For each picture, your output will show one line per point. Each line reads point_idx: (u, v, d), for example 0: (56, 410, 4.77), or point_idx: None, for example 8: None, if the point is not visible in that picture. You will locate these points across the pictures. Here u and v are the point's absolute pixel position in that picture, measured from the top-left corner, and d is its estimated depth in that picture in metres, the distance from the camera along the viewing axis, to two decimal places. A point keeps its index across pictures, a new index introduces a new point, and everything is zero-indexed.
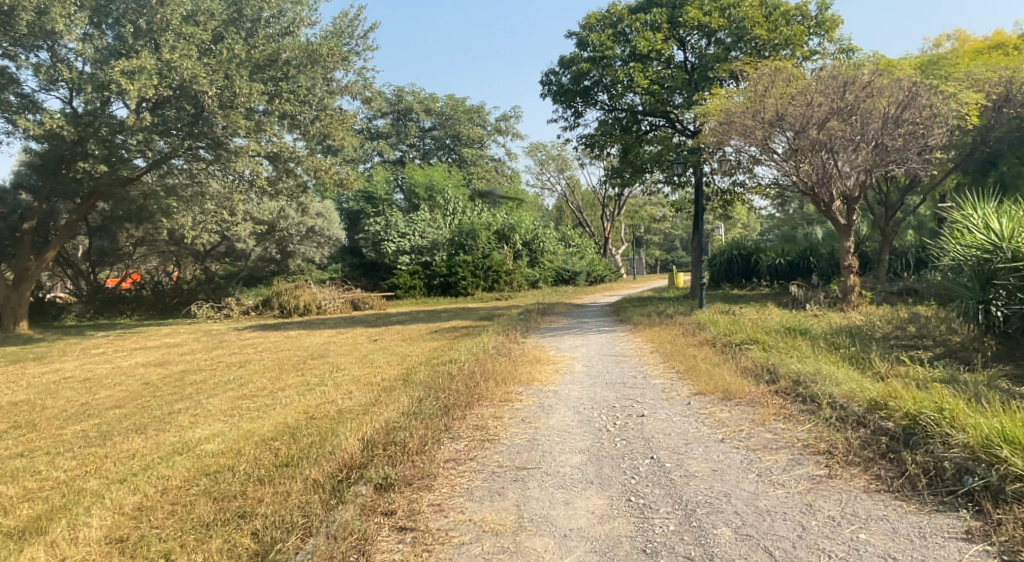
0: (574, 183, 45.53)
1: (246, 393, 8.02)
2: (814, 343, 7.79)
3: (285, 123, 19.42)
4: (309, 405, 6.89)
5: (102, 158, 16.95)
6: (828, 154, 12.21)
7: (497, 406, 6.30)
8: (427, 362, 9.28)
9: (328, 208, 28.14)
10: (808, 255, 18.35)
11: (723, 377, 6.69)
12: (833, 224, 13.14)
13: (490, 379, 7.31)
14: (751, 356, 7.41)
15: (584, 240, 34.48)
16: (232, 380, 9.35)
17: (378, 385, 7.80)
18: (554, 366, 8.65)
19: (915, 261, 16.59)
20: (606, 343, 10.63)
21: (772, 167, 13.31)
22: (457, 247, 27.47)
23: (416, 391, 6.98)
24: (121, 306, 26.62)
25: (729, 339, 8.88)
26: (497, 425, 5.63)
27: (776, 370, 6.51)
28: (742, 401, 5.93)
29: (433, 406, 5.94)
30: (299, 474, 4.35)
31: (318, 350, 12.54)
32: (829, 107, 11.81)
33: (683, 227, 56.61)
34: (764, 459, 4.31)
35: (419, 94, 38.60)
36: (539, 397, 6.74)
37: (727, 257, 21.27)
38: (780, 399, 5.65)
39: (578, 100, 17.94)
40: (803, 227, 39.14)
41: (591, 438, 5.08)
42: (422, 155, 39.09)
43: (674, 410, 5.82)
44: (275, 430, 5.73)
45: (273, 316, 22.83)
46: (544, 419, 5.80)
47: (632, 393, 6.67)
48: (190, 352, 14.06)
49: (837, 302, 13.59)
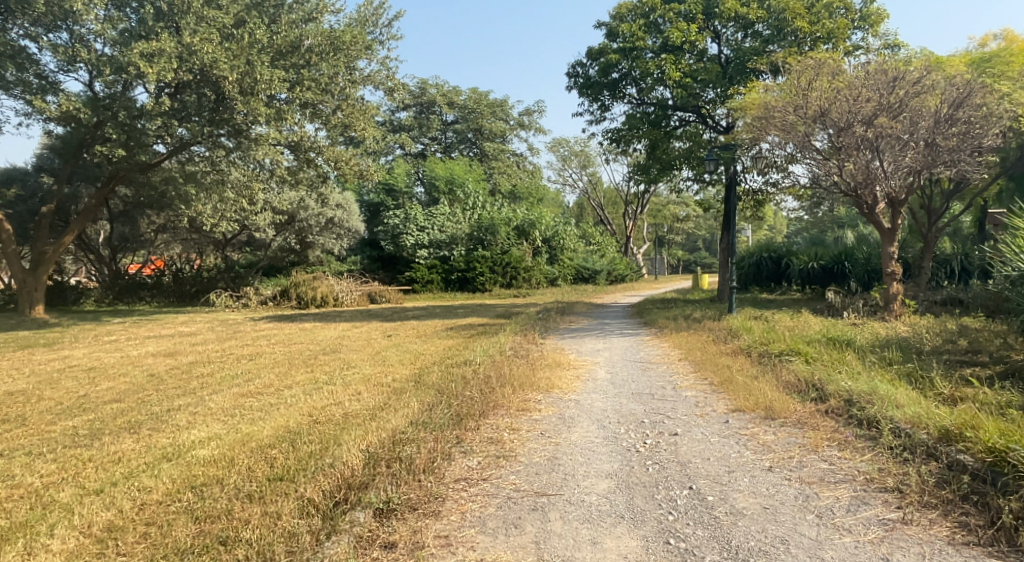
0: (596, 180, 44.85)
1: (250, 390, 7.59)
2: (862, 357, 7.18)
3: (306, 111, 19.06)
4: (314, 407, 6.42)
5: (121, 142, 16.73)
6: (873, 154, 11.57)
7: (515, 416, 5.79)
8: (441, 362, 8.77)
9: (348, 200, 27.82)
10: (842, 260, 17.54)
11: (763, 393, 6.13)
12: (875, 228, 12.50)
13: (507, 384, 6.80)
14: (792, 370, 6.83)
15: (605, 239, 33.84)
16: (239, 374, 8.96)
17: (389, 387, 7.31)
18: (576, 371, 8.14)
19: (959, 271, 15.83)
20: (631, 347, 10.09)
21: (811, 166, 12.64)
22: (476, 242, 27.01)
23: (427, 395, 6.49)
24: (140, 293, 26.53)
25: (765, 348, 8.29)
26: (514, 439, 5.11)
27: (824, 388, 5.95)
28: (787, 423, 5.36)
29: (445, 414, 5.44)
30: (293, 491, 3.87)
31: (330, 345, 12.11)
32: (876, 102, 11.17)
33: (706, 228, 55.56)
34: (822, 496, 3.74)
35: (442, 86, 38.19)
36: (560, 406, 6.22)
37: (756, 259, 20.54)
38: (832, 424, 5.10)
39: (605, 93, 17.38)
40: (832, 231, 38.09)
41: (619, 459, 4.55)
42: (444, 149, 38.77)
43: (711, 430, 5.27)
44: (274, 435, 5.27)
45: (289, 307, 22.54)
46: (565, 433, 5.28)
47: (661, 407, 6.13)
48: (202, 342, 13.75)
49: (877, 310, 12.90)
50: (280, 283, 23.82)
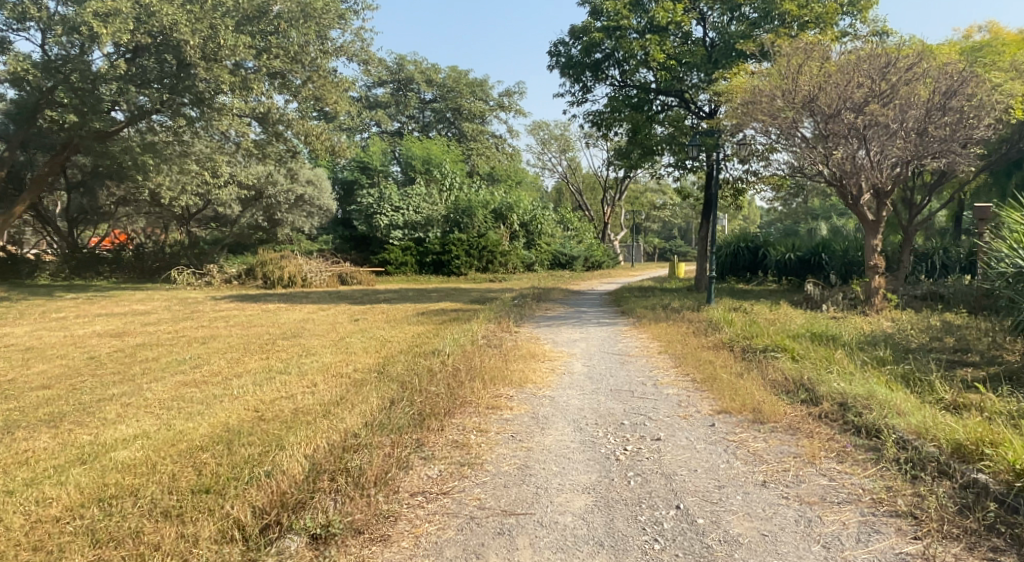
0: (575, 164, 44.33)
1: (197, 379, 6.97)
2: (851, 355, 6.80)
3: (274, 81, 18.25)
4: (263, 400, 5.82)
5: (73, 108, 15.72)
6: (859, 144, 11.19)
7: (483, 416, 5.27)
8: (408, 352, 8.21)
9: (320, 176, 26.92)
10: (820, 251, 17.22)
11: (751, 393, 5.70)
12: (860, 219, 12.14)
13: (476, 378, 6.29)
14: (780, 368, 6.41)
15: (584, 224, 33.38)
16: (189, 359, 8.31)
17: (349, 378, 6.73)
18: (550, 363, 7.65)
19: (939, 266, 15.63)
20: (608, 337, 9.62)
21: (796, 154, 12.21)
22: (452, 225, 26.30)
23: (388, 389, 5.93)
24: (99, 267, 25.47)
25: (748, 342, 7.89)
26: (482, 443, 4.59)
27: (816, 390, 5.55)
28: (778, 427, 4.92)
29: (406, 413, 4.89)
30: (218, 508, 3.33)
31: (292, 328, 11.45)
32: (868, 89, 10.78)
33: (684, 216, 55.43)
34: (827, 521, 3.30)
35: (421, 63, 37.33)
36: (533, 404, 5.72)
37: (733, 248, 20.21)
38: (830, 432, 4.67)
39: (587, 74, 16.80)
40: (808, 223, 38.20)
41: (597, 470, 4.06)
42: (421, 128, 37.92)
43: (696, 435, 4.81)
44: (209, 434, 4.69)
45: (255, 286, 21.75)
46: (538, 437, 4.77)
47: (642, 406, 5.66)
48: (155, 321, 13.00)
49: (857, 304, 12.62)
50: (246, 261, 22.98)
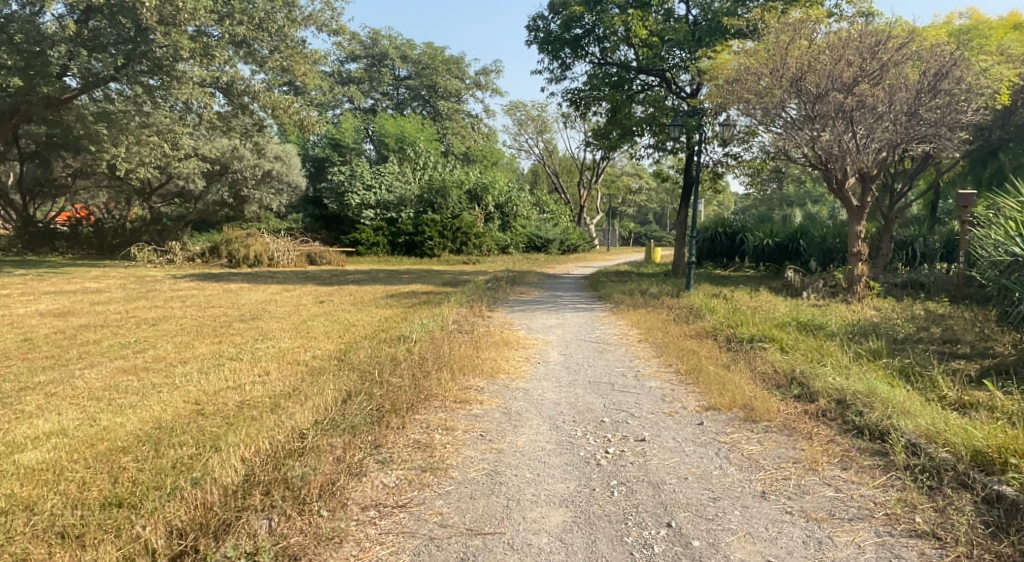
0: (552, 147, 43.71)
1: (138, 364, 6.33)
2: (842, 347, 6.45)
3: (239, 50, 17.50)
4: (206, 390, 5.23)
5: (19, 71, 14.65)
6: (846, 126, 10.74)
7: (449, 412, 4.77)
8: (372, 338, 7.66)
9: (289, 152, 25.99)
10: (798, 238, 16.98)
11: (740, 388, 5.29)
12: (844, 205, 11.81)
13: (444, 369, 5.79)
14: (768, 360, 6.04)
15: (560, 208, 32.85)
16: (134, 342, 7.65)
17: (306, 366, 6.18)
18: (524, 351, 7.17)
19: (919, 254, 15.29)
20: (585, 324, 9.16)
21: (781, 136, 11.80)
22: (425, 205, 25.58)
23: (347, 380, 5.39)
24: (55, 243, 24.41)
25: (733, 331, 7.51)
26: (446, 444, 4.10)
27: (811, 385, 5.17)
28: (772, 427, 4.53)
29: (363, 410, 4.37)
30: (126, 529, 2.80)
31: (252, 310, 10.78)
32: (857, 68, 10.40)
33: (659, 201, 55.19)
34: (840, 543, 2.89)
35: (395, 38, 36.31)
36: (506, 398, 5.25)
37: (711, 233, 19.91)
38: (830, 435, 4.29)
39: (566, 51, 16.19)
40: (782, 210, 38.17)
41: (576, 478, 3.59)
42: (396, 106, 36.93)
43: (684, 435, 4.38)
44: (137, 432, 4.11)
45: (219, 265, 20.90)
46: (509, 436, 4.30)
47: (624, 401, 5.21)
48: (107, 300, 12.23)
49: (838, 291, 12.36)
50: (210, 239, 22.09)
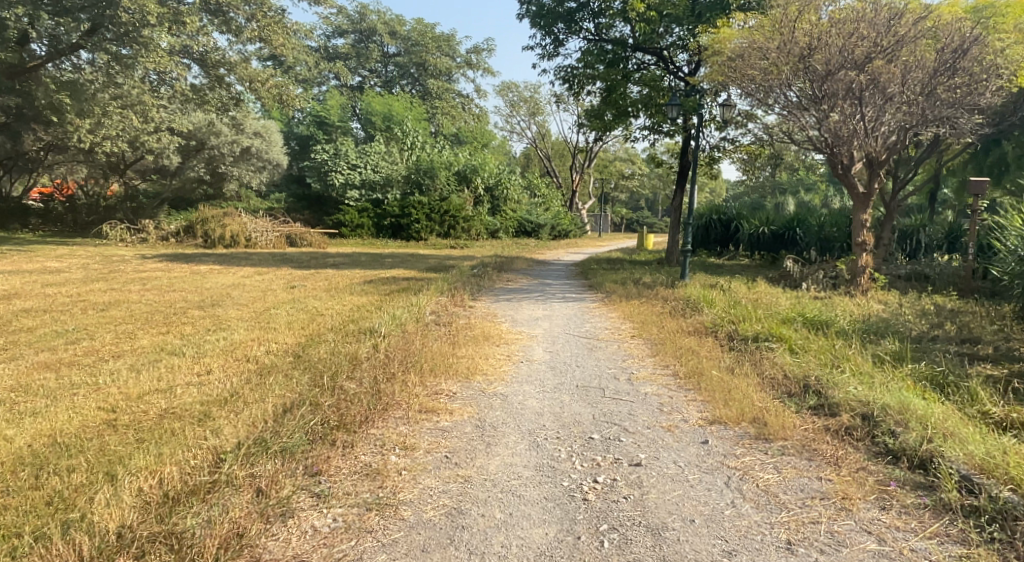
0: (545, 130, 42.77)
1: (64, 357, 5.53)
2: (858, 349, 5.82)
3: (214, 19, 16.55)
4: (129, 394, 4.46)
5: None
6: (856, 106, 10.03)
7: (411, 425, 4.05)
8: (338, 330, 6.91)
9: (270, 129, 25.42)
10: (794, 226, 16.31)
11: (748, 397, 4.62)
12: (849, 191, 11.09)
13: (410, 372, 5.06)
14: (777, 362, 5.37)
15: (552, 191, 31.99)
16: (72, 330, 6.83)
17: (255, 364, 5.43)
18: (505, 347, 6.46)
19: (923, 245, 14.63)
20: (573, 316, 8.46)
21: (785, 117, 11.04)
22: (413, 186, 24.72)
23: (296, 384, 4.65)
24: (27, 219, 23.40)
25: (735, 327, 6.83)
26: (401, 469, 3.39)
27: (831, 396, 4.53)
28: (789, 448, 3.87)
29: (302, 426, 3.64)
30: None
31: (216, 296, 9.96)
32: (871, 43, 9.65)
33: (651, 186, 54.52)
34: None
35: (384, 13, 35.22)
36: (479, 406, 4.54)
37: (705, 220, 19.19)
38: (861, 463, 3.65)
39: (559, 27, 15.33)
40: (776, 197, 37.59)
41: (557, 521, 2.92)
42: (383, 83, 35.86)
43: (686, 458, 3.71)
44: (23, 451, 3.33)
45: (194, 245, 20.02)
46: (479, 459, 3.59)
47: (616, 412, 4.50)
48: (61, 281, 11.34)
49: (840, 282, 11.73)
50: (186, 218, 21.15)
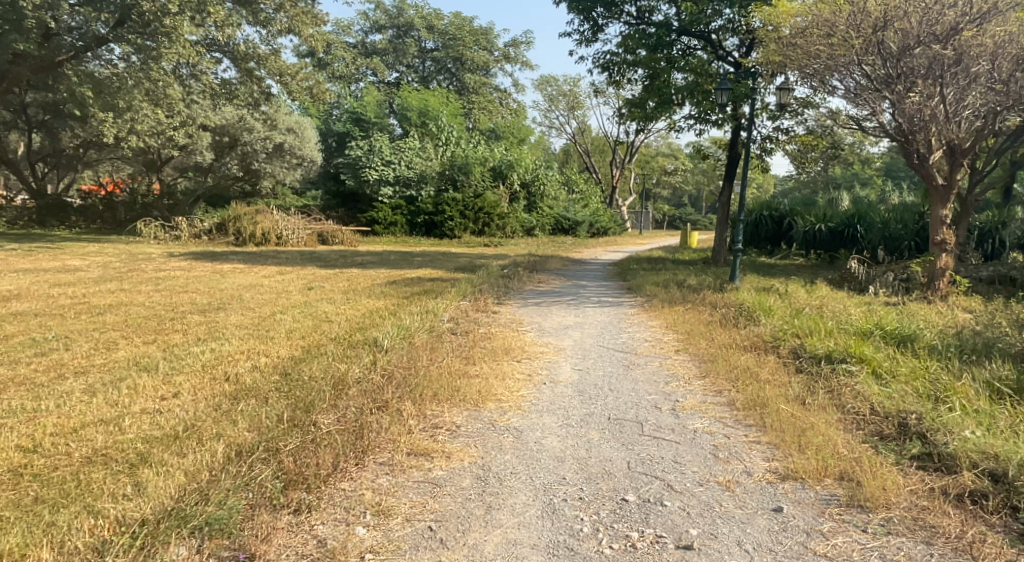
0: (585, 125, 41.62)
1: (21, 374, 4.85)
2: (961, 375, 4.71)
3: (242, 9, 15.98)
4: (66, 426, 3.72)
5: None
6: (938, 85, 8.73)
7: (393, 476, 3.18)
8: (340, 342, 6.07)
9: (303, 124, 24.70)
10: (855, 222, 14.89)
11: (831, 443, 3.58)
12: (928, 183, 9.82)
13: (405, 401, 4.16)
14: (861, 393, 4.31)
15: (591, 187, 30.85)
16: (51, 339, 6.18)
17: (232, 385, 4.64)
18: (526, 365, 5.51)
19: (1006, 245, 13.09)
20: (609, 325, 7.47)
21: (853, 100, 9.78)
22: (447, 183, 23.88)
23: (264, 416, 3.80)
24: (66, 216, 23.14)
25: (801, 342, 5.77)
26: (364, 552, 2.50)
27: (943, 443, 3.47)
28: (895, 523, 2.86)
29: (246, 485, 2.80)
30: None
31: (226, 299, 9.26)
32: (959, 11, 8.22)
33: (694, 182, 52.84)
34: None
35: (422, 7, 34.70)
36: (484, 448, 3.62)
37: (755, 217, 17.81)
38: (1003, 554, 2.62)
39: (598, 11, 14.26)
40: (827, 193, 35.68)
41: None
42: (420, 79, 35.20)
43: (754, 538, 2.73)
44: None
45: (225, 242, 19.69)
46: (473, 534, 2.69)
47: (656, 461, 3.51)
48: (73, 281, 10.86)
49: (914, 285, 10.42)
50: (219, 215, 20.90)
